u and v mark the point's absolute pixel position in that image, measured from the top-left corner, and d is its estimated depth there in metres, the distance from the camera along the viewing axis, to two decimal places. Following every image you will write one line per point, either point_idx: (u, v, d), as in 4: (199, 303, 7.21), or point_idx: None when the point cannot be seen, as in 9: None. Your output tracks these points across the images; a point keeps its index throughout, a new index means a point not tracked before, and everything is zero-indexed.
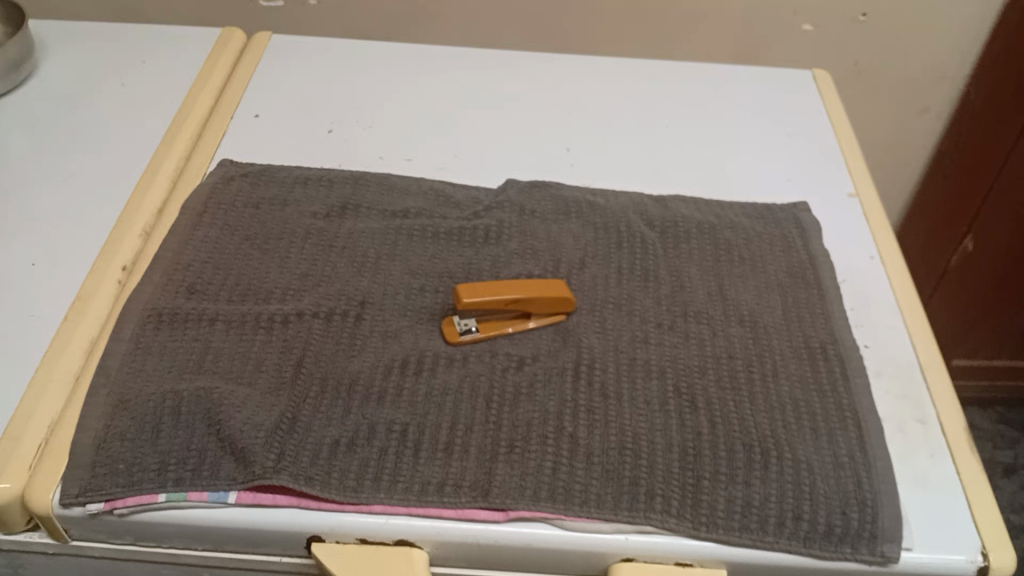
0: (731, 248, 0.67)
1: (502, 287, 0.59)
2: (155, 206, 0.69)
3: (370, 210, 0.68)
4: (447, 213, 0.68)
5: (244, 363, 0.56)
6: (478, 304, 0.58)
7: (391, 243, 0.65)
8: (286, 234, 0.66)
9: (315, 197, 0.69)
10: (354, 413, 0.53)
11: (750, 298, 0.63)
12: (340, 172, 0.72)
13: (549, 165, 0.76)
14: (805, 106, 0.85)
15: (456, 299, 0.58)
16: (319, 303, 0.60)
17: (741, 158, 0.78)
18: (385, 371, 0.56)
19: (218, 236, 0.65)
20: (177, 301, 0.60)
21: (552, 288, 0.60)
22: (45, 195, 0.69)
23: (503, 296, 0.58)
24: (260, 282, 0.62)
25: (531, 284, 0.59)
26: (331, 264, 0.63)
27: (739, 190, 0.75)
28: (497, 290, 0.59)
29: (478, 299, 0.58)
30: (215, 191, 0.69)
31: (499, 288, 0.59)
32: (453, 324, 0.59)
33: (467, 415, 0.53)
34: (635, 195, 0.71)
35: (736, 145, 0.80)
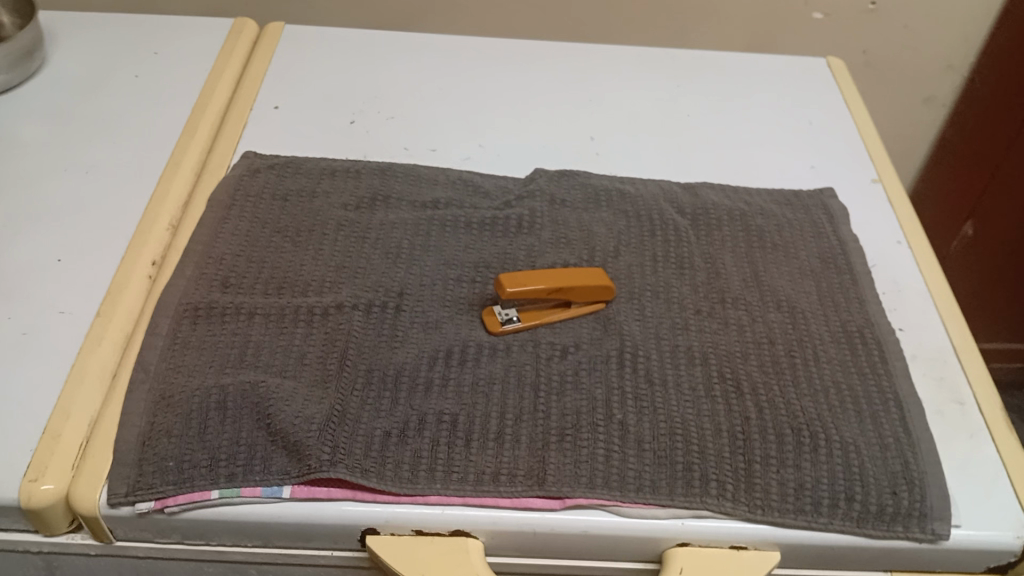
0: (762, 235, 0.67)
1: (543, 276, 0.58)
2: (181, 200, 0.68)
3: (400, 201, 0.67)
4: (478, 203, 0.68)
5: (287, 356, 0.55)
6: (522, 294, 0.57)
7: (424, 234, 0.65)
8: (318, 226, 0.65)
9: (343, 188, 0.68)
10: (403, 403, 0.53)
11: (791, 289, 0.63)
12: (366, 163, 0.71)
13: (575, 154, 0.75)
14: (820, 93, 0.86)
15: (499, 289, 0.57)
16: (357, 295, 0.59)
17: (763, 146, 0.79)
18: (429, 362, 0.55)
19: (248, 228, 0.64)
20: (213, 295, 0.59)
21: (594, 276, 0.59)
22: (66, 189, 0.68)
23: (547, 286, 0.58)
24: (295, 275, 0.61)
25: (571, 273, 0.59)
26: (365, 255, 0.63)
27: (766, 178, 0.75)
28: (538, 279, 0.58)
29: (522, 288, 0.57)
30: (242, 183, 0.68)
31: (541, 278, 0.58)
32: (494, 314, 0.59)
33: (516, 404, 0.53)
34: (663, 183, 0.72)
35: (758, 133, 0.80)
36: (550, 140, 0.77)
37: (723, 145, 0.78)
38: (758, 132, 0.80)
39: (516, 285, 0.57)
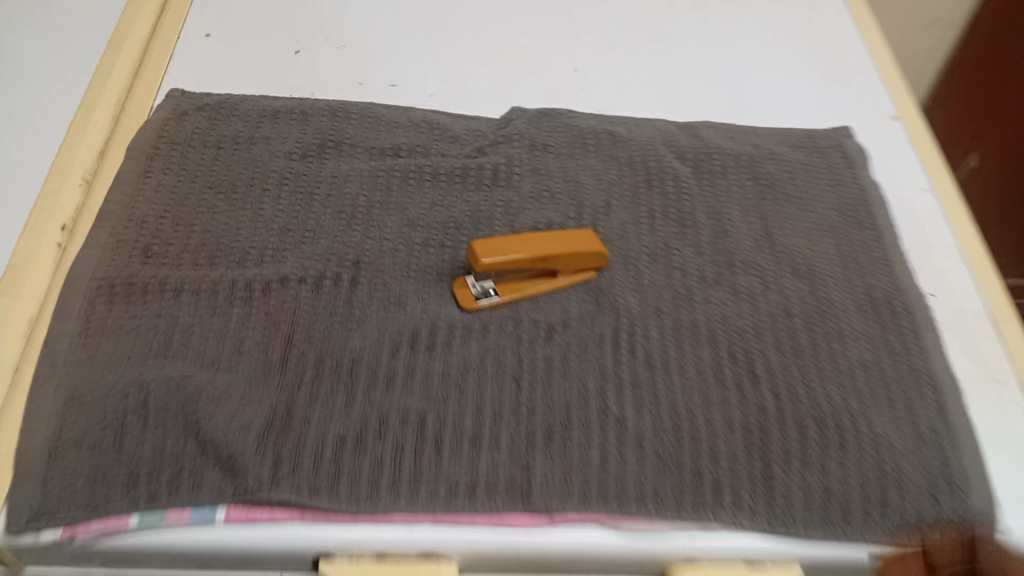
0: (774, 185, 0.58)
1: (525, 243, 0.49)
2: (96, 146, 0.57)
3: (355, 148, 0.58)
4: (447, 150, 0.58)
5: (221, 344, 0.47)
6: (500, 265, 0.48)
7: (384, 188, 0.55)
8: (257, 180, 0.55)
9: (287, 132, 0.58)
10: (361, 402, 0.45)
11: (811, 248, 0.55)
12: (314, 101, 0.60)
13: (556, 89, 0.65)
14: (832, 15, 0.76)
15: (474, 259, 0.48)
16: (305, 266, 0.50)
17: (770, 77, 0.69)
18: (392, 348, 0.47)
19: (175, 184, 0.55)
20: (132, 268, 0.50)
21: (584, 241, 0.50)
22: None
23: (530, 256, 0.49)
24: (230, 241, 0.52)
25: (558, 238, 0.50)
26: (314, 216, 0.53)
27: (775, 116, 0.66)
28: (520, 247, 0.49)
29: (502, 259, 0.48)
30: (166, 127, 0.58)
31: (523, 244, 0.49)
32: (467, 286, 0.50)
33: (493, 398, 0.45)
34: (660, 123, 0.62)
35: (764, 63, 0.70)
36: (527, 72, 0.67)
37: (725, 78, 0.69)
38: (765, 61, 0.70)
39: (494, 255, 0.48)
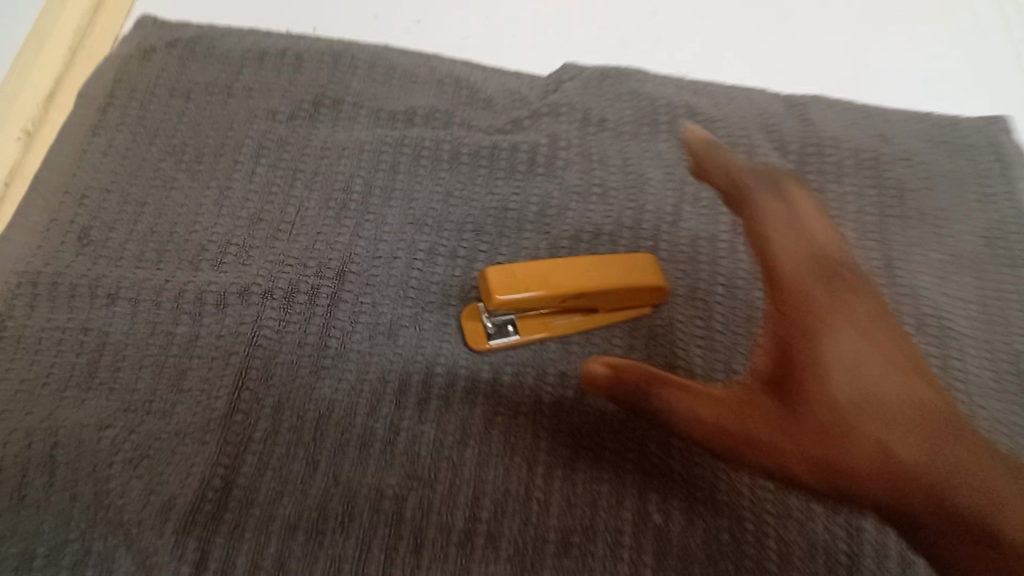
0: (902, 196, 0.44)
1: (558, 271, 0.37)
2: (42, 88, 0.46)
3: (358, 109, 0.45)
4: (474, 118, 0.45)
5: (157, 376, 0.36)
6: (516, 301, 0.36)
7: (388, 168, 0.43)
8: (229, 147, 0.43)
9: (274, 84, 0.46)
10: (320, 474, 0.35)
11: (692, 156, 0.39)
12: (314, 42, 0.48)
13: (623, 39, 0.51)
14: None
15: (487, 289, 0.36)
16: (273, 273, 0.39)
17: (907, 30, 0.53)
18: (373, 401, 0.36)
19: (128, 145, 0.43)
20: (62, 259, 0.39)
21: (639, 271, 0.38)
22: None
23: (563, 290, 0.37)
24: (185, 231, 0.40)
25: (603, 265, 0.38)
26: (296, 201, 0.42)
27: (910, 99, 0.50)
28: (551, 277, 0.37)
29: (525, 294, 0.36)
30: (127, 68, 0.46)
31: (554, 272, 0.37)
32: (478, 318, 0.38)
33: (497, 485, 0.35)
34: (755, 97, 0.48)
35: (903, 14, 0.53)
36: (586, 11, 0.52)
37: (847, 35, 0.53)
38: (904, 10, 0.54)
39: (514, 288, 0.36)
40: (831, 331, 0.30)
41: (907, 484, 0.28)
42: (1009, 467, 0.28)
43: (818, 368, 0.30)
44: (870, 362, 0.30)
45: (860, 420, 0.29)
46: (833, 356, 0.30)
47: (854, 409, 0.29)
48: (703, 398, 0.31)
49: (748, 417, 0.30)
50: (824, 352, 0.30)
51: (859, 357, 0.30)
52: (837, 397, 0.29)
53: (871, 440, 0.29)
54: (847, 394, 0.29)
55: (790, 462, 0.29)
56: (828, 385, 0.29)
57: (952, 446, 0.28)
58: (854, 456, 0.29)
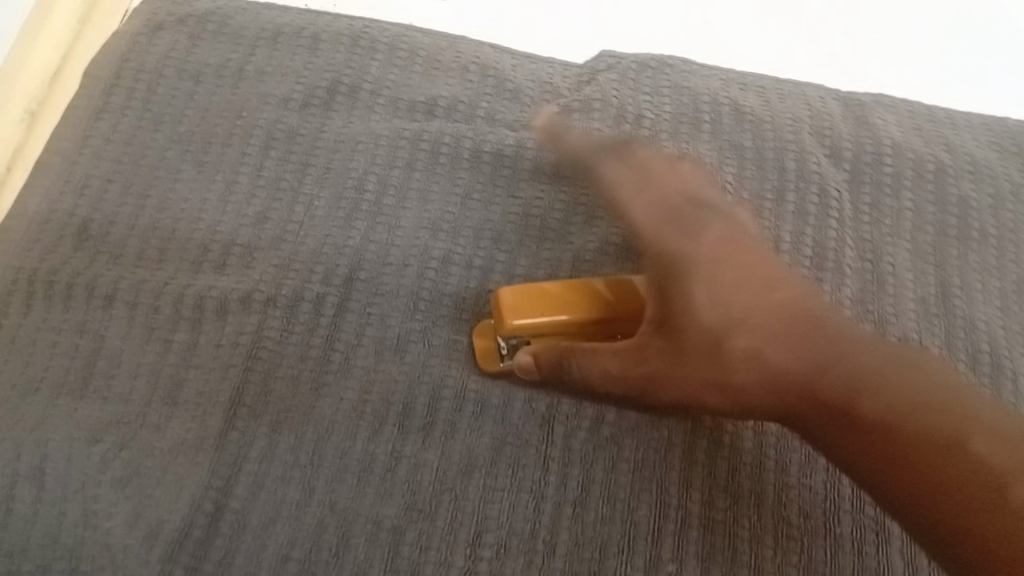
0: (965, 215, 0.40)
1: (576, 296, 0.34)
2: (44, 71, 0.45)
3: (375, 96, 0.42)
4: (500, 110, 0.42)
5: (151, 387, 0.35)
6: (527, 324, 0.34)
7: (404, 165, 0.40)
8: (238, 137, 0.41)
9: (288, 66, 0.43)
10: (316, 500, 0.33)
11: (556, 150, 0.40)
12: (333, 20, 0.44)
13: (653, 23, 0.50)
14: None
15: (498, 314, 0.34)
16: (277, 278, 0.37)
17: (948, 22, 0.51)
18: (375, 423, 0.34)
19: (133, 132, 0.41)
20: (60, 255, 0.38)
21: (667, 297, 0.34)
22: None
23: (579, 318, 0.34)
24: (188, 229, 0.38)
25: (627, 293, 0.34)
26: (305, 200, 0.39)
27: (949, 93, 0.49)
28: (567, 302, 0.34)
29: (536, 319, 0.34)
30: (135, 46, 0.43)
31: (572, 298, 0.34)
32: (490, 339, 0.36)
33: (501, 522, 0.33)
34: (810, 94, 0.44)
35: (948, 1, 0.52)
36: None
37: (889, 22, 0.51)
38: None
39: (525, 312, 0.34)
40: (701, 268, 0.31)
41: (791, 392, 0.29)
42: (886, 353, 0.29)
43: (687, 307, 0.31)
44: (730, 278, 0.31)
45: (733, 338, 0.30)
46: (696, 280, 0.31)
47: (726, 331, 0.30)
48: (609, 354, 0.32)
49: (648, 359, 0.31)
50: (687, 278, 0.31)
51: (723, 276, 0.31)
52: (708, 322, 0.30)
53: (748, 359, 0.29)
54: (711, 315, 0.30)
55: (694, 394, 0.30)
56: (693, 313, 0.30)
57: (818, 344, 0.29)
58: (737, 376, 0.30)
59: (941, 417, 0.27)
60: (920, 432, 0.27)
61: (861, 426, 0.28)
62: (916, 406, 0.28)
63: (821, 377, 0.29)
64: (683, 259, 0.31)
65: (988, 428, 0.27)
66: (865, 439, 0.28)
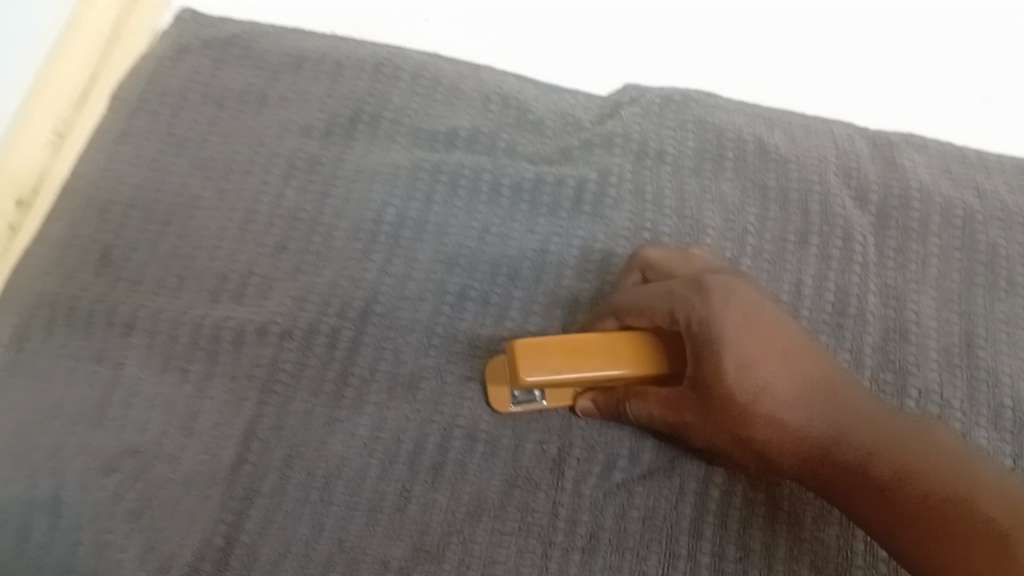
0: (992, 263, 0.39)
1: (604, 347, 0.32)
2: (71, 95, 0.47)
3: (397, 127, 0.42)
4: (520, 143, 0.42)
5: (166, 417, 0.35)
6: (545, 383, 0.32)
7: (423, 197, 0.40)
8: (258, 165, 0.41)
9: (311, 93, 0.43)
10: (325, 538, 0.33)
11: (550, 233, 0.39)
12: (357, 46, 0.44)
13: (674, 55, 0.50)
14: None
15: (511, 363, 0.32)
16: (294, 310, 0.37)
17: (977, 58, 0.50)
18: (386, 461, 0.35)
19: (155, 156, 0.41)
20: (82, 279, 0.38)
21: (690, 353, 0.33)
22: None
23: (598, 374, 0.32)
24: (206, 256, 0.39)
25: (650, 346, 0.33)
26: (323, 230, 0.39)
27: (962, 129, 0.49)
28: (586, 357, 0.32)
29: (554, 376, 0.32)
30: (160, 69, 0.44)
31: (590, 349, 0.32)
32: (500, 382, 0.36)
33: (508, 567, 0.33)
34: (837, 133, 0.43)
35: (954, 20, 0.51)
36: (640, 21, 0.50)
37: (901, 57, 0.50)
38: (956, 15, 0.51)
39: (542, 367, 0.32)
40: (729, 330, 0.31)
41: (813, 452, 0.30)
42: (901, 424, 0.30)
43: (716, 370, 0.31)
44: (756, 343, 0.31)
45: (761, 401, 0.31)
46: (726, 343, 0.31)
47: (754, 395, 0.31)
48: (653, 400, 0.33)
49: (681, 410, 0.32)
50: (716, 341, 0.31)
51: (749, 339, 0.31)
52: (737, 386, 0.31)
53: (774, 419, 0.31)
54: (739, 380, 0.31)
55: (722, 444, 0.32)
56: (721, 377, 0.31)
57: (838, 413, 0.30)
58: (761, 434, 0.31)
59: (948, 483, 0.29)
60: (936, 495, 0.29)
61: (881, 489, 0.29)
62: (932, 473, 0.29)
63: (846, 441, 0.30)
64: (705, 323, 0.31)
65: (1004, 497, 0.28)
66: (884, 500, 0.29)
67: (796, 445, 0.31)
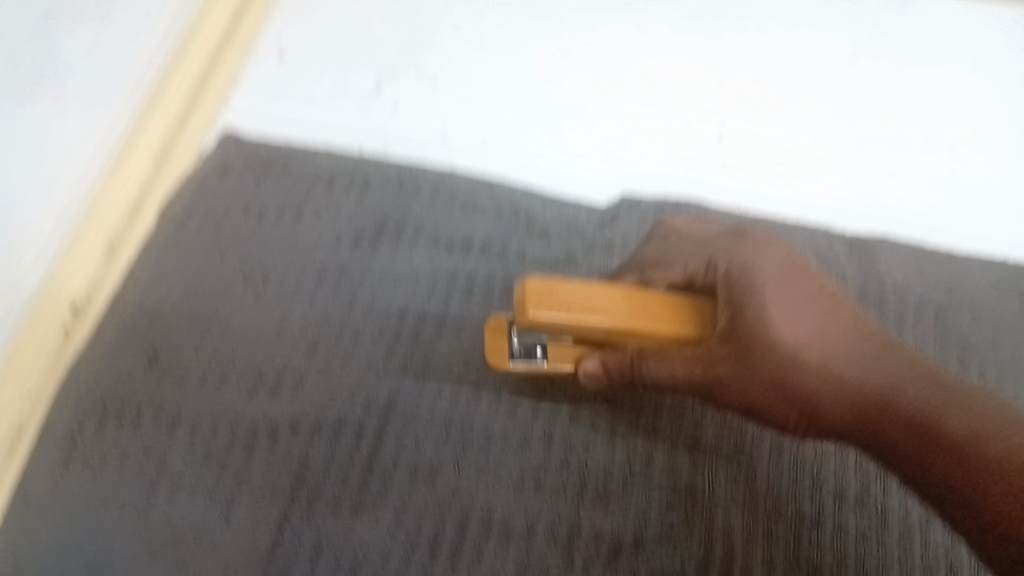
0: (965, 356, 0.43)
1: (609, 299, 0.34)
2: (120, 211, 0.51)
3: (419, 235, 0.47)
4: (531, 251, 0.46)
5: (206, 504, 0.38)
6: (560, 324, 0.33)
7: (442, 300, 0.44)
8: (293, 272, 0.45)
9: (341, 206, 0.47)
10: None
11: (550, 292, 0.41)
12: (383, 165, 0.50)
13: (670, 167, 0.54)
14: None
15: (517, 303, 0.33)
16: (324, 405, 0.41)
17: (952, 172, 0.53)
18: (409, 547, 0.37)
19: (200, 264, 0.46)
20: (132, 378, 0.42)
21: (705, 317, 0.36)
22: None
23: (606, 319, 0.34)
24: (245, 356, 0.42)
25: (649, 306, 0.35)
26: (351, 331, 0.43)
27: (959, 162, 0.54)
28: (593, 303, 0.34)
29: (567, 314, 0.33)
30: (207, 186, 0.49)
31: (591, 297, 0.34)
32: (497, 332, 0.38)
33: None
34: (820, 238, 0.47)
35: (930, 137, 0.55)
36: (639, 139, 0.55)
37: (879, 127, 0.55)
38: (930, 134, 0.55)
39: (556, 306, 0.33)
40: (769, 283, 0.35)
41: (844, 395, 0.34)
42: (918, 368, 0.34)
43: (758, 319, 0.34)
44: (794, 295, 0.35)
45: (799, 349, 0.34)
46: (768, 293, 0.34)
47: (792, 342, 0.34)
48: (677, 360, 0.35)
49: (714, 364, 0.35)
50: (758, 292, 0.34)
51: (787, 291, 0.35)
52: (778, 333, 0.34)
53: (817, 368, 0.34)
54: (780, 327, 0.34)
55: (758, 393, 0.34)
56: (762, 323, 0.34)
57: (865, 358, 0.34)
58: (799, 379, 0.34)
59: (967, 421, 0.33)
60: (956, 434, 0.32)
61: (918, 429, 0.33)
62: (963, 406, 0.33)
63: (889, 392, 0.34)
64: (748, 275, 0.35)
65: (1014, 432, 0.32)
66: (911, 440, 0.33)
67: (838, 395, 0.34)
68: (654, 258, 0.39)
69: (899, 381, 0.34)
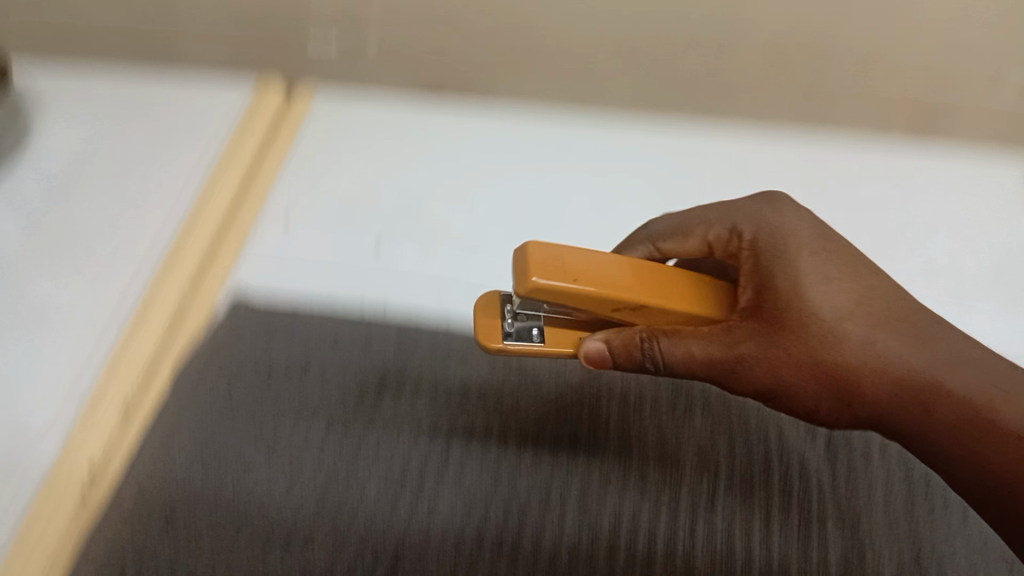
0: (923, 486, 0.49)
1: (607, 272, 0.40)
2: (138, 377, 0.52)
3: (418, 387, 0.51)
4: (522, 400, 0.50)
5: None
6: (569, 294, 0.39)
7: (441, 450, 0.48)
8: (300, 425, 0.49)
9: (346, 364, 0.52)
10: None
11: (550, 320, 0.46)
12: (385, 327, 0.55)
13: None
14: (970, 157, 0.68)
15: (520, 272, 0.39)
16: (333, 558, 0.44)
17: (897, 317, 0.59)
18: None
19: (213, 422, 0.49)
20: (152, 539, 0.45)
21: (718, 302, 0.43)
22: (20, 330, 0.54)
23: (607, 285, 0.39)
24: (256, 510, 0.45)
25: (646, 272, 0.41)
26: (357, 482, 0.46)
27: None
28: (594, 277, 0.39)
29: (573, 286, 0.38)
30: (222, 350, 0.53)
31: (591, 268, 0.40)
32: (494, 315, 0.44)
33: None
34: None
35: None
36: None
37: None
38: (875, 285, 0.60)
39: (563, 279, 0.38)
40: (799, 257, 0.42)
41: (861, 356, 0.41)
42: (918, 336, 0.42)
43: (790, 287, 0.41)
44: (820, 268, 0.42)
45: (825, 316, 0.41)
46: (799, 265, 0.42)
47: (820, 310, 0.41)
48: (701, 330, 0.42)
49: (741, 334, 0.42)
50: (789, 263, 0.42)
51: (815, 264, 0.42)
52: (808, 301, 0.41)
53: (840, 333, 0.41)
54: (811, 293, 0.41)
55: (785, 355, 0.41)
56: (794, 292, 0.41)
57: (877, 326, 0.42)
58: (822, 344, 0.41)
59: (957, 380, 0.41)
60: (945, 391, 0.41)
61: (919, 387, 0.41)
62: (972, 380, 0.41)
63: (893, 361, 0.41)
64: (780, 249, 0.43)
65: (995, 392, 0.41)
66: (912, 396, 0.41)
67: (855, 358, 0.41)
68: (670, 234, 0.48)
69: (903, 349, 0.41)
